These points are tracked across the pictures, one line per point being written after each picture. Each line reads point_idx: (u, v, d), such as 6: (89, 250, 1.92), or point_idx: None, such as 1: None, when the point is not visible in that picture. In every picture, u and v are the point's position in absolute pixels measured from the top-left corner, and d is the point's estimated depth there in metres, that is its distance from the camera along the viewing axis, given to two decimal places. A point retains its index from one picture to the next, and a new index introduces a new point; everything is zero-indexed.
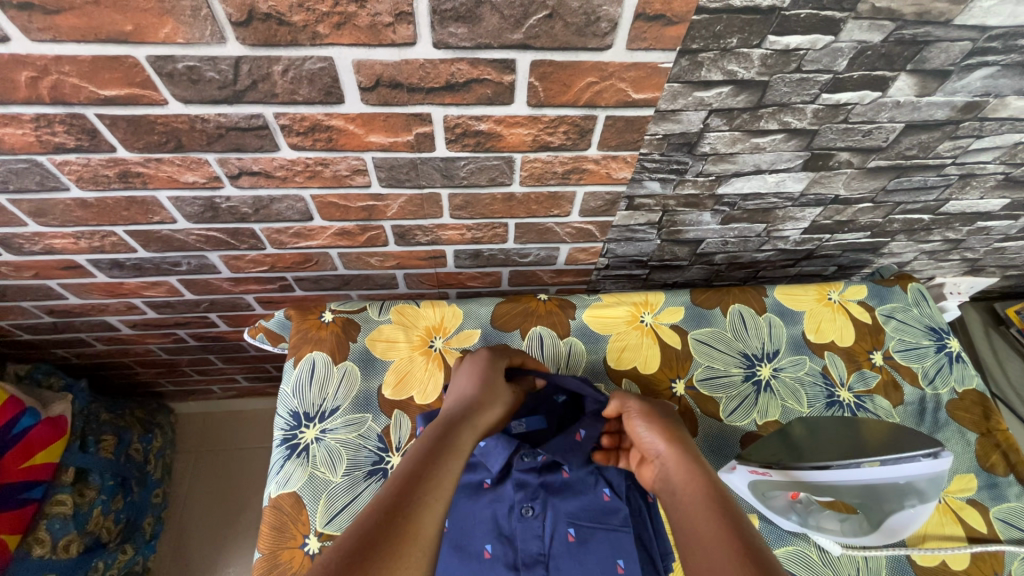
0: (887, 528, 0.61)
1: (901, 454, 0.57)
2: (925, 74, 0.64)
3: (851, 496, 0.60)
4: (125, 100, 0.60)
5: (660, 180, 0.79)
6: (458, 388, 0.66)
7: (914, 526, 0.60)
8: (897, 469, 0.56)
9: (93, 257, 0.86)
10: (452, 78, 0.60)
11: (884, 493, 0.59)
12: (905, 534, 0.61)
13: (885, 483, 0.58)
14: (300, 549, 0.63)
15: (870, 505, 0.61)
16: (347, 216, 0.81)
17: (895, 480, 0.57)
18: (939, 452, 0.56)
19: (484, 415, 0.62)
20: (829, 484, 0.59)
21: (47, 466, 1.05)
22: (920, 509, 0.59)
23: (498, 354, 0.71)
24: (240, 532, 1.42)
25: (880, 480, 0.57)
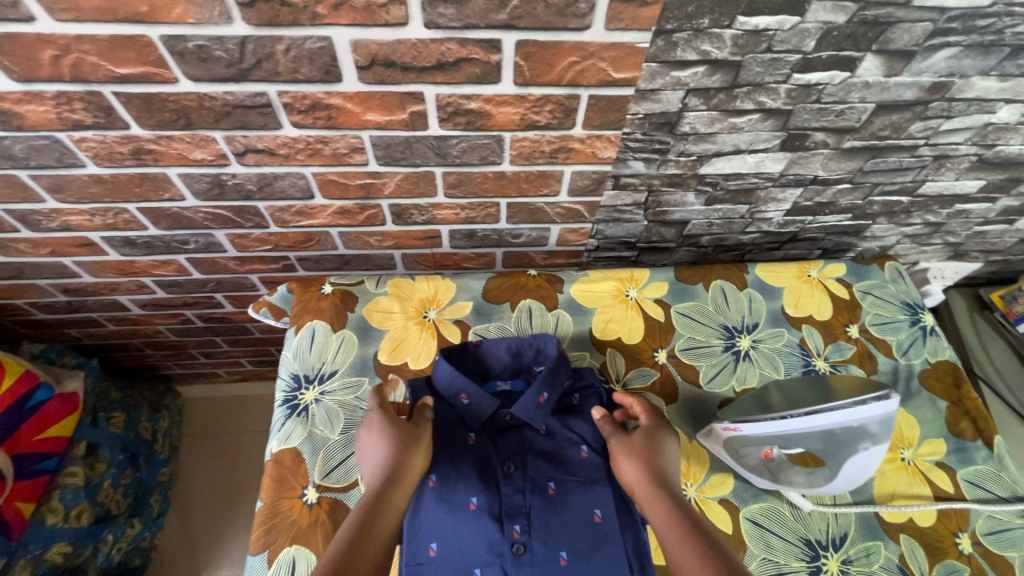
0: (845, 476, 0.65)
1: (858, 399, 0.61)
2: (890, 54, 0.68)
3: (813, 442, 0.64)
4: (140, 78, 0.64)
5: (644, 160, 0.83)
6: (369, 450, 0.64)
7: (869, 473, 0.65)
8: (854, 413, 0.61)
9: (107, 234, 0.91)
10: (442, 57, 0.64)
11: (842, 437, 0.63)
12: (860, 481, 0.66)
13: (843, 427, 0.62)
14: (299, 499, 0.67)
15: (831, 452, 0.64)
16: (347, 195, 0.86)
17: (851, 423, 0.62)
18: (889, 395, 0.60)
19: (403, 480, 0.60)
20: (792, 432, 0.64)
21: (60, 439, 1.11)
22: (873, 452, 0.63)
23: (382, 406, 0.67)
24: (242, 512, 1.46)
25: (839, 423, 0.62)
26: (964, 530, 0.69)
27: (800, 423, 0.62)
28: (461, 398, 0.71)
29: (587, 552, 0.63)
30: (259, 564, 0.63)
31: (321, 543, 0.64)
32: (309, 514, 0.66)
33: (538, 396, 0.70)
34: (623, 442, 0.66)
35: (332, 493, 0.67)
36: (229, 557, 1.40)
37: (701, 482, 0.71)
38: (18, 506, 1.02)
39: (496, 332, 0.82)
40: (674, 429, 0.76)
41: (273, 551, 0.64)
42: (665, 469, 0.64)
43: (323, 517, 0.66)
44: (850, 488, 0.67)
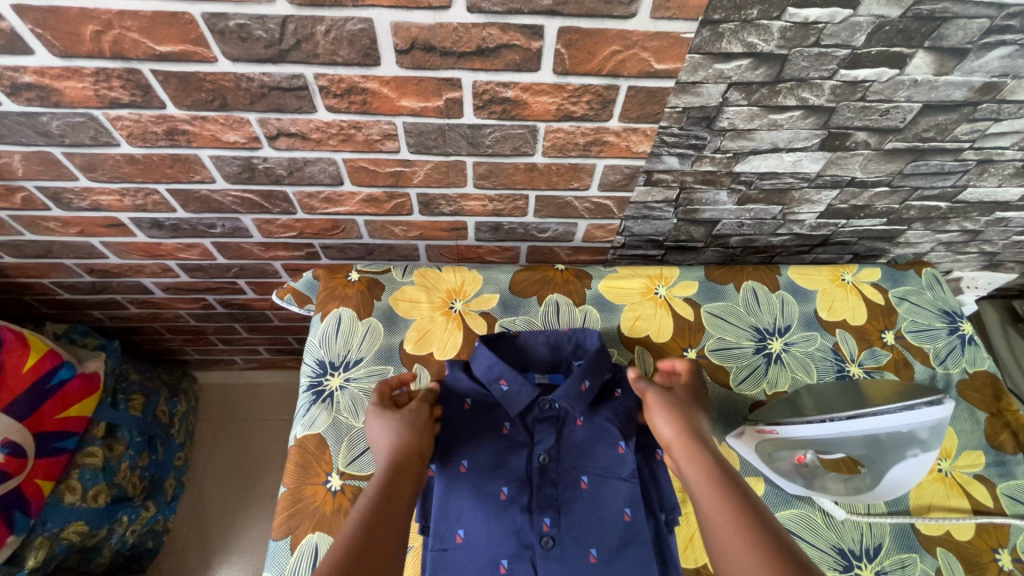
0: (889, 482, 0.63)
1: (906, 404, 0.59)
2: (943, 51, 0.66)
3: (856, 449, 0.62)
4: (179, 56, 0.64)
5: (679, 155, 0.82)
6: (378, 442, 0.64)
7: (913, 480, 0.63)
8: (903, 418, 0.58)
9: (136, 215, 0.91)
10: (483, 43, 0.63)
11: (888, 443, 0.60)
12: (903, 489, 0.63)
13: (890, 432, 0.60)
14: (322, 485, 0.66)
15: (875, 458, 0.62)
16: (376, 182, 0.85)
17: (899, 429, 0.59)
18: (944, 399, 0.57)
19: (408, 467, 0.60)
20: (837, 438, 0.61)
21: (80, 419, 1.11)
22: (922, 459, 0.60)
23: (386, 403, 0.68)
24: (254, 502, 1.46)
25: (885, 429, 0.59)
26: (1004, 546, 0.67)
27: (847, 427, 0.60)
28: (500, 384, 0.69)
29: (617, 549, 0.62)
30: (281, 549, 0.62)
31: None
32: (333, 501, 0.65)
33: (578, 384, 0.68)
34: (658, 399, 0.67)
35: (355, 480, 0.66)
36: (241, 546, 1.40)
37: None
38: (38, 484, 1.02)
39: (523, 325, 0.81)
40: None
41: (295, 537, 0.63)
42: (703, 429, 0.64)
43: (346, 505, 0.65)
44: (893, 496, 0.64)
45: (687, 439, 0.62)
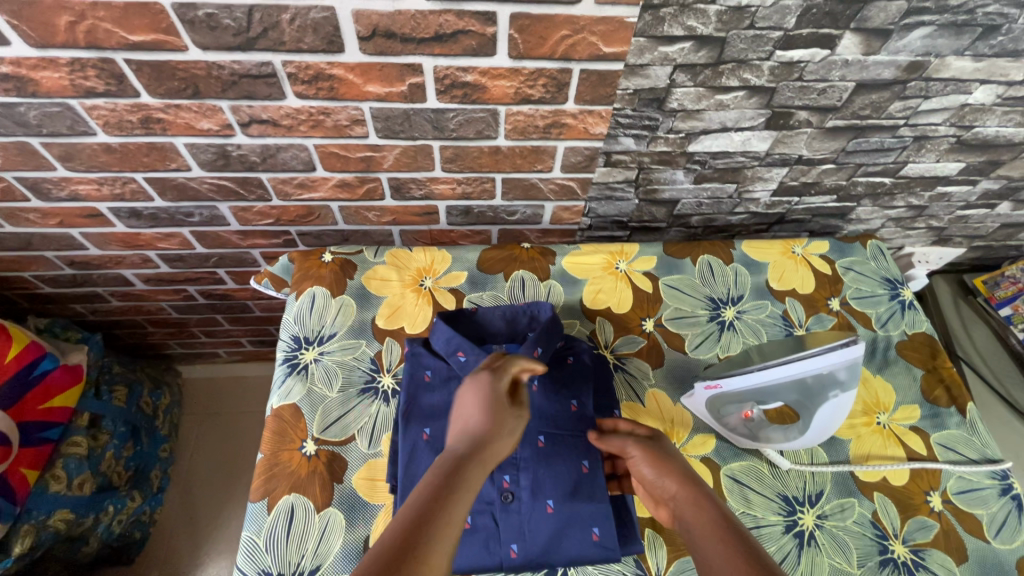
0: (817, 425, 0.68)
1: (827, 346, 0.64)
2: (868, 33, 0.71)
3: (788, 394, 0.67)
4: (152, 46, 0.67)
5: (634, 136, 0.86)
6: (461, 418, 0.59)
7: (839, 421, 0.68)
8: (824, 359, 0.63)
9: (114, 205, 0.94)
10: (440, 29, 0.67)
11: (815, 386, 0.65)
12: (830, 430, 0.69)
13: (815, 376, 0.65)
14: (298, 450, 0.69)
15: (806, 402, 0.67)
16: (347, 168, 0.89)
17: (822, 371, 0.64)
18: (855, 339, 0.63)
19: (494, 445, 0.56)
20: (769, 386, 0.67)
21: (63, 409, 1.13)
22: (843, 399, 0.66)
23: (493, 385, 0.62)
24: (236, 496, 1.49)
25: (810, 371, 0.64)
26: (935, 489, 0.72)
27: (775, 375, 0.65)
28: (457, 355, 0.73)
29: (574, 501, 0.66)
30: (258, 510, 0.65)
31: (318, 492, 0.67)
32: (308, 464, 0.68)
33: (531, 350, 0.72)
34: (639, 449, 0.60)
35: (330, 446, 0.70)
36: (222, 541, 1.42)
37: (684, 440, 0.74)
38: (23, 471, 1.04)
39: (490, 300, 0.85)
40: (659, 393, 0.78)
41: (272, 499, 0.66)
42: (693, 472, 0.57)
43: (321, 468, 0.68)
44: (824, 436, 0.70)
45: (689, 487, 0.55)
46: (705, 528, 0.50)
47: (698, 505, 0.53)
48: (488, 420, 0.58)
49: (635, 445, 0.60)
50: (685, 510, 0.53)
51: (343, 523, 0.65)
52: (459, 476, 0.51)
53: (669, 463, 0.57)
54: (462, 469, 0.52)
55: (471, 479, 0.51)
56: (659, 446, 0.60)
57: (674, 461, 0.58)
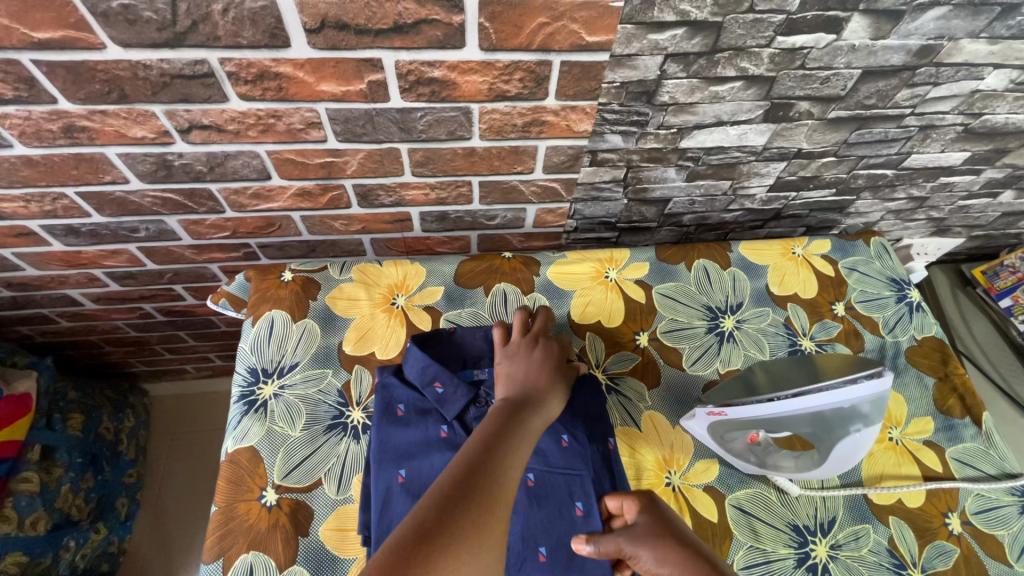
0: (832, 460, 0.62)
1: (850, 377, 0.58)
2: (877, 14, 0.64)
3: (802, 426, 0.61)
4: (62, 44, 0.58)
5: (622, 133, 0.79)
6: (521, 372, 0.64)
7: (857, 458, 0.62)
8: (844, 393, 0.58)
9: (47, 222, 0.84)
10: (399, 18, 0.59)
11: (833, 419, 0.60)
12: (847, 467, 0.63)
13: (834, 408, 0.59)
14: (256, 501, 0.62)
15: (821, 436, 0.61)
16: (306, 175, 0.80)
17: (842, 404, 0.58)
18: (882, 372, 0.57)
19: (552, 398, 0.61)
20: (782, 416, 0.61)
21: (11, 443, 1.03)
22: (865, 434, 0.60)
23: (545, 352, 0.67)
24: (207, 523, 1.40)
25: (829, 404, 0.59)
26: (953, 510, 0.67)
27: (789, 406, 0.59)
28: (434, 387, 0.67)
29: (568, 547, 0.60)
30: (213, 572, 0.58)
31: (281, 548, 0.59)
32: (268, 517, 0.61)
33: None
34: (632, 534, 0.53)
35: (293, 494, 0.63)
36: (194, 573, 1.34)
37: (685, 469, 0.68)
38: None
39: (469, 319, 0.77)
40: (656, 415, 0.72)
41: (228, 559, 0.59)
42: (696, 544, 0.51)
43: (283, 520, 0.61)
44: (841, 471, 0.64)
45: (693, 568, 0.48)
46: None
47: None
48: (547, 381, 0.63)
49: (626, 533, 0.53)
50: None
51: None
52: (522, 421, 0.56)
53: (670, 546, 0.50)
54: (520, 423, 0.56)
55: (531, 428, 0.56)
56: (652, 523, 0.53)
57: (674, 533, 0.52)
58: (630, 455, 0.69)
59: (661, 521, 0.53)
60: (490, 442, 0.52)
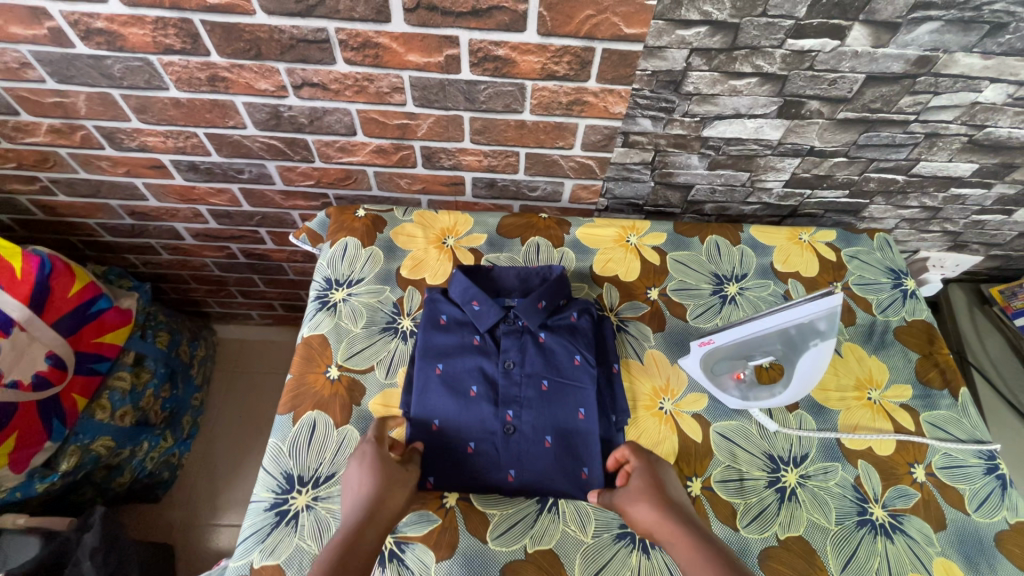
0: (798, 374, 0.74)
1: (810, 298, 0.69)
2: (876, 25, 0.76)
3: (774, 346, 0.73)
4: (225, 9, 0.77)
5: (651, 118, 0.92)
6: (350, 489, 0.63)
7: (820, 376, 0.74)
8: (802, 311, 0.68)
9: (176, 157, 1.05)
10: (477, 4, 0.75)
11: (798, 336, 0.71)
12: (813, 384, 0.75)
13: (797, 326, 0.71)
14: (323, 374, 0.77)
15: (789, 353, 0.74)
16: (385, 134, 0.97)
17: (803, 321, 0.70)
18: (831, 290, 0.68)
19: (385, 505, 0.62)
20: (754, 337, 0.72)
21: (113, 345, 1.24)
22: (823, 348, 0.71)
23: (377, 445, 0.66)
24: (253, 453, 1.58)
25: (791, 322, 0.70)
26: (919, 462, 0.75)
27: (760, 327, 0.71)
28: (472, 304, 0.80)
29: (569, 440, 0.72)
30: (284, 422, 0.73)
31: (338, 410, 0.74)
32: (330, 387, 0.76)
33: (536, 302, 0.80)
34: (631, 488, 0.65)
35: (352, 373, 0.77)
36: (237, 494, 1.51)
37: (678, 397, 0.79)
38: (74, 398, 1.15)
39: (506, 261, 0.91)
40: (658, 354, 0.83)
41: (297, 413, 0.74)
42: (682, 507, 0.63)
43: (342, 391, 0.76)
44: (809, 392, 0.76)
45: (672, 527, 0.61)
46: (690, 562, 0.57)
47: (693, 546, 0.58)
48: (375, 477, 0.63)
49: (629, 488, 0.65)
50: (677, 552, 0.59)
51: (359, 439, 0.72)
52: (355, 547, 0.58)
53: (664, 503, 0.63)
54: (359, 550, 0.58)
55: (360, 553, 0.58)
56: (648, 481, 0.65)
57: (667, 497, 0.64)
58: (631, 381, 0.80)
59: (658, 482, 0.65)
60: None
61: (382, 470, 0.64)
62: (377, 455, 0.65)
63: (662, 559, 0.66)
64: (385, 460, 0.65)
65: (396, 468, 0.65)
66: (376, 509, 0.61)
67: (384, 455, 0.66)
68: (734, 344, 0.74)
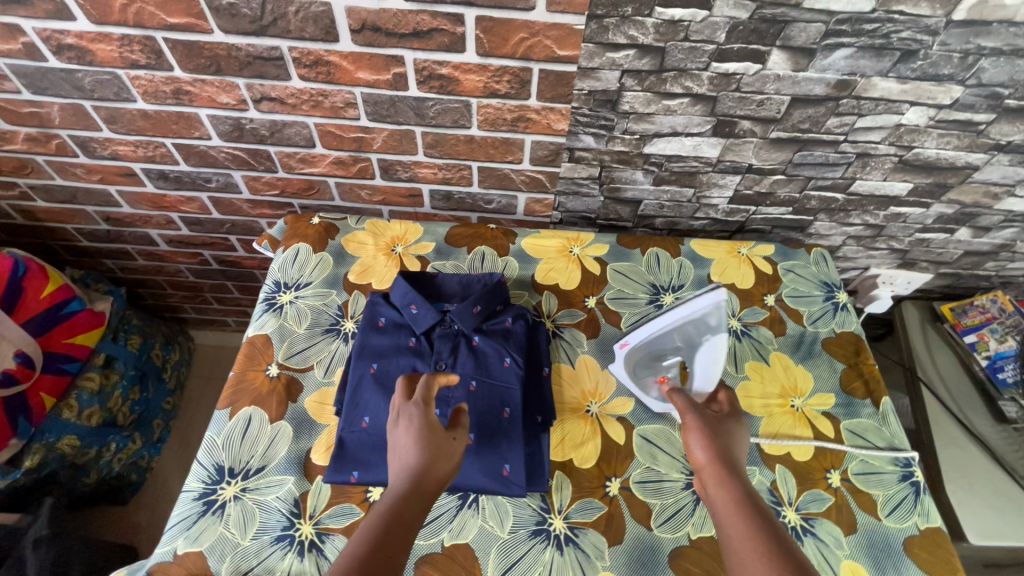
0: (700, 373, 0.77)
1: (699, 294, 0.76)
2: (793, 50, 0.81)
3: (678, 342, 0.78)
4: (185, 27, 0.82)
5: (593, 135, 0.97)
6: (400, 446, 0.61)
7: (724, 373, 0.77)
8: (692, 310, 0.75)
9: (146, 166, 1.10)
10: (418, 26, 0.80)
11: (693, 330, 0.77)
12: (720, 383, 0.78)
13: (691, 320, 0.76)
14: (263, 371, 0.80)
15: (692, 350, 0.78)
16: (342, 146, 1.02)
17: (695, 315, 0.76)
18: (713, 286, 0.74)
19: (431, 468, 0.60)
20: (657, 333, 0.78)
21: (84, 347, 1.28)
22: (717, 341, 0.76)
23: (424, 407, 0.64)
24: None
25: (685, 318, 0.76)
26: (836, 467, 0.77)
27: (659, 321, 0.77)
28: (410, 308, 0.82)
29: (493, 438, 0.74)
30: (221, 416, 0.76)
31: (274, 407, 0.77)
32: (269, 383, 0.79)
33: (472, 306, 0.82)
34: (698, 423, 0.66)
35: (290, 371, 0.81)
36: None
37: (605, 401, 0.81)
38: (42, 397, 1.18)
39: (451, 269, 0.95)
40: (590, 360, 0.86)
41: (234, 408, 0.77)
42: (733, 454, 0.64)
43: (280, 388, 0.79)
44: None
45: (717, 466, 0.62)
46: (728, 508, 0.57)
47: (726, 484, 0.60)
48: (424, 445, 0.61)
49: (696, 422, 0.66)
50: (714, 485, 0.60)
51: (290, 435, 0.75)
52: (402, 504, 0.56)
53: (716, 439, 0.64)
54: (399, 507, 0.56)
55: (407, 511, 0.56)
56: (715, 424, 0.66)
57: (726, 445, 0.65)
58: (560, 384, 0.83)
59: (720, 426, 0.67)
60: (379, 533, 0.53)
61: (436, 436, 0.62)
62: (431, 420, 0.63)
63: (575, 556, 0.69)
64: (437, 425, 0.63)
65: (444, 435, 0.62)
66: (427, 471, 0.59)
67: (427, 417, 0.63)
68: (645, 348, 0.79)
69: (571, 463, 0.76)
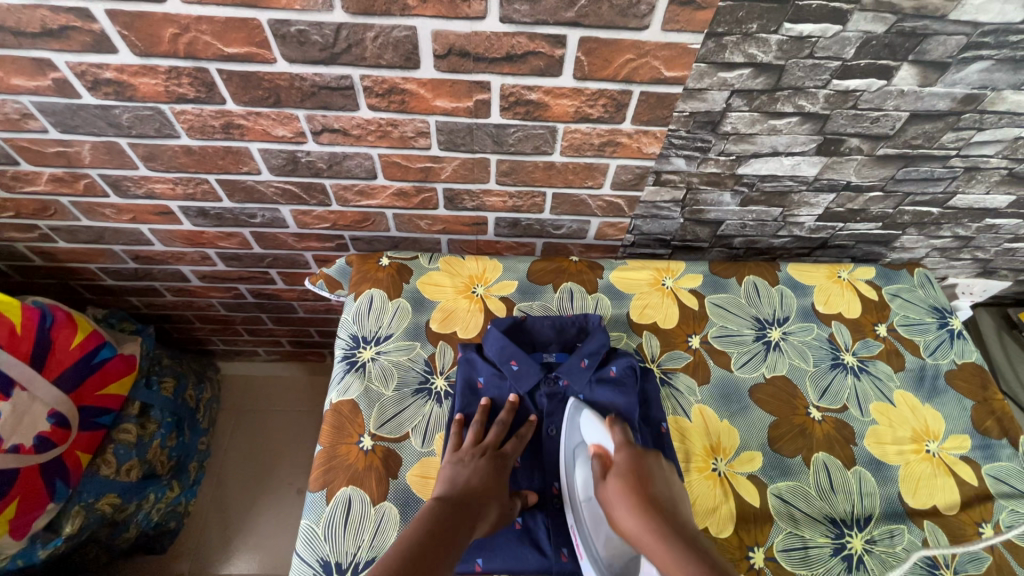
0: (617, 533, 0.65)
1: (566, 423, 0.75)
2: (925, 65, 0.73)
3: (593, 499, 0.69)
4: (243, 57, 0.72)
5: (686, 157, 0.89)
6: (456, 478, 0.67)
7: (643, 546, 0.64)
8: (569, 428, 0.73)
9: (184, 204, 1.00)
10: (511, 50, 0.71)
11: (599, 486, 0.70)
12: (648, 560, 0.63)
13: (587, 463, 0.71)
14: (356, 445, 0.73)
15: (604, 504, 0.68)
16: (407, 177, 0.93)
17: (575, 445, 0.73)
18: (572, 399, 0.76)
19: (485, 504, 0.65)
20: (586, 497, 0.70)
21: (118, 397, 1.18)
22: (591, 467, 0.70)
23: (498, 456, 0.70)
24: (265, 497, 1.51)
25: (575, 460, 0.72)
26: (987, 521, 0.73)
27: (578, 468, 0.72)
28: (510, 364, 0.76)
29: None
30: (318, 499, 0.69)
31: (374, 486, 0.70)
32: (365, 459, 0.72)
33: (577, 360, 0.77)
34: (615, 495, 0.65)
35: (386, 442, 0.74)
36: (249, 541, 1.44)
37: (731, 457, 0.76)
38: (78, 455, 1.09)
39: (540, 310, 0.87)
40: (705, 409, 0.80)
41: (331, 490, 0.70)
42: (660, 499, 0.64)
43: (377, 463, 0.72)
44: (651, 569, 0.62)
45: (646, 526, 0.62)
46: (666, 555, 0.59)
47: (658, 541, 0.60)
48: (485, 483, 0.66)
49: (615, 500, 0.65)
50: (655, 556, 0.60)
51: (398, 519, 0.68)
52: (450, 523, 0.61)
53: (633, 494, 0.64)
54: (446, 527, 0.60)
55: (455, 534, 0.60)
56: (629, 480, 0.66)
57: (648, 494, 0.64)
58: (683, 442, 0.77)
59: (632, 475, 0.66)
60: (419, 545, 0.57)
61: (495, 480, 0.68)
62: (500, 465, 0.69)
63: None
64: (498, 470, 0.69)
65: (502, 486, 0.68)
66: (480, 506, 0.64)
67: (497, 464, 0.69)
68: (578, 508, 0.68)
69: (708, 532, 0.70)
